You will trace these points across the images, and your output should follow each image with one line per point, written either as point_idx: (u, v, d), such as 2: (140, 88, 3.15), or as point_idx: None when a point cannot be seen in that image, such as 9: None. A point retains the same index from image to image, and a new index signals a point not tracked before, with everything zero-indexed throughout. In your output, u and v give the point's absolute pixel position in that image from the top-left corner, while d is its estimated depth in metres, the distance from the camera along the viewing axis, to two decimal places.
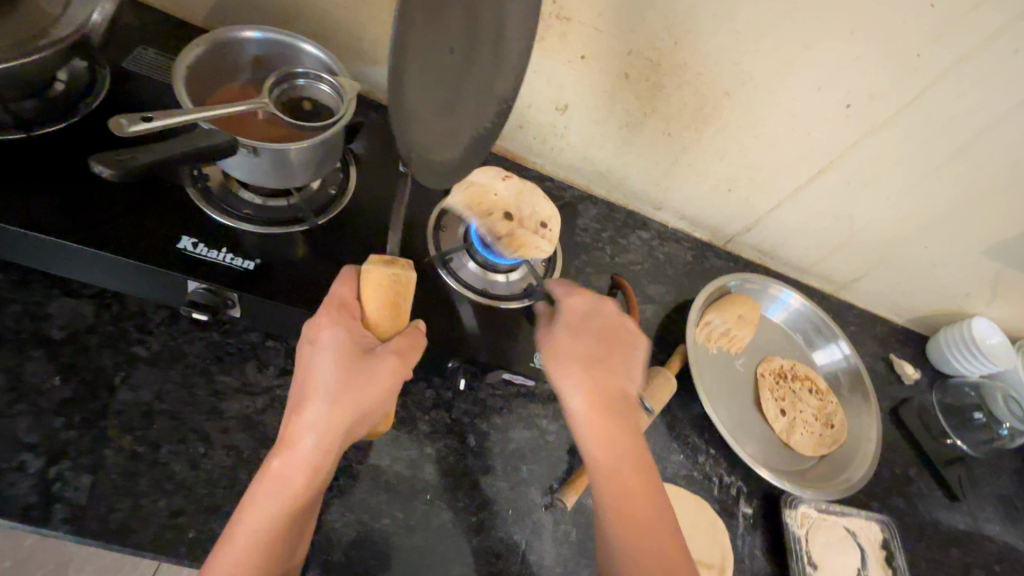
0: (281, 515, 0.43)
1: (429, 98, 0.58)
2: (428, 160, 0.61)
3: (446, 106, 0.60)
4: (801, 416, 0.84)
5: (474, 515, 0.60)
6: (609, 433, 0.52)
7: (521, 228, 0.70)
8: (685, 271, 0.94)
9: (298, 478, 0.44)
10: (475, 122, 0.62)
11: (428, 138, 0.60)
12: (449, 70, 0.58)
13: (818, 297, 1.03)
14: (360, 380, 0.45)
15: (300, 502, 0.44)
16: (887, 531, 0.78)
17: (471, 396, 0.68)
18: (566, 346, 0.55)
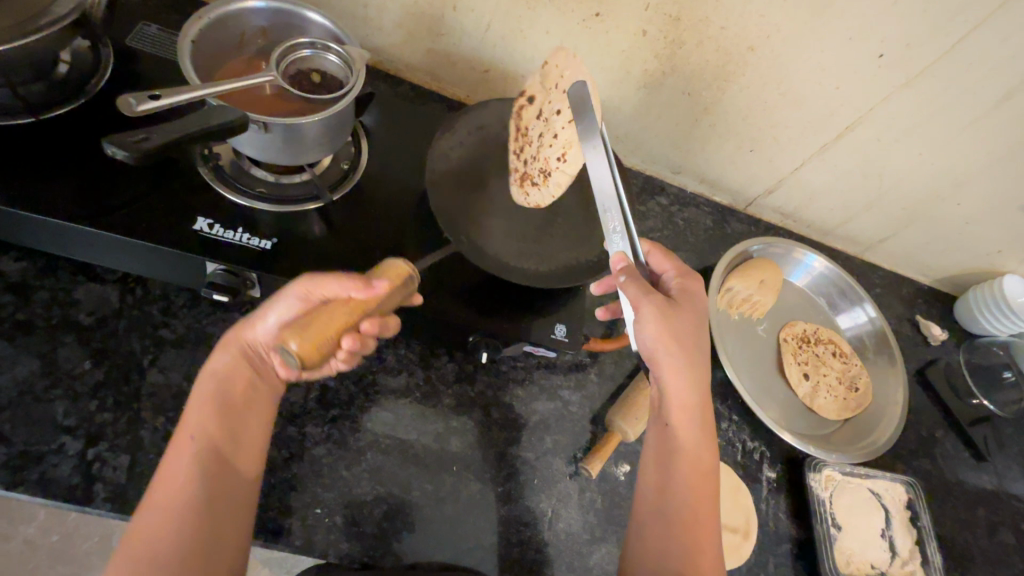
0: (199, 427, 0.47)
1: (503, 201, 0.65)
2: (479, 229, 0.62)
3: (525, 221, 0.64)
4: (825, 380, 0.83)
5: (501, 485, 0.61)
6: (689, 422, 0.53)
7: (553, 137, 0.62)
8: (706, 238, 0.91)
9: (232, 397, 0.49)
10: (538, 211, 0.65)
11: (483, 223, 0.62)
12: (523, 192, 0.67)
13: (842, 259, 1.00)
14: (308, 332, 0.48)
15: (216, 423, 0.47)
16: (913, 492, 0.78)
17: (493, 370, 0.67)
18: (686, 337, 0.53)
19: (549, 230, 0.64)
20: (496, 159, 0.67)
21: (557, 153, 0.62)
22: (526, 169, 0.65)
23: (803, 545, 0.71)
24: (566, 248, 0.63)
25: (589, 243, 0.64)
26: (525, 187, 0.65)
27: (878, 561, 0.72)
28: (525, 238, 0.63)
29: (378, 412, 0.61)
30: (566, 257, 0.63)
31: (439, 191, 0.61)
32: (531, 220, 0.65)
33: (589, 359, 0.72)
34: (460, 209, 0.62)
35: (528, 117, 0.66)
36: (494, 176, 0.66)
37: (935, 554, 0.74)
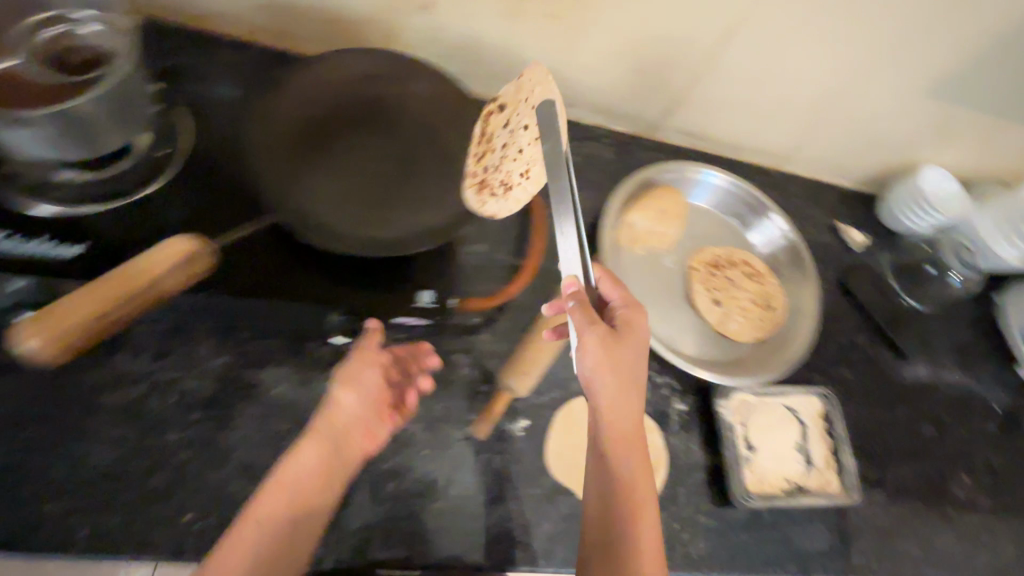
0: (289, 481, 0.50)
1: (348, 163, 0.57)
2: (308, 210, 0.54)
3: (371, 185, 0.57)
4: (737, 304, 0.80)
5: (388, 460, 0.60)
6: (629, 455, 0.51)
7: (518, 151, 0.58)
8: (608, 170, 0.86)
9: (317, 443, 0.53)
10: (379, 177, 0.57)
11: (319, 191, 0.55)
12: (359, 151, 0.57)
13: (759, 174, 0.96)
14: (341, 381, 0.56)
15: (310, 478, 0.51)
16: (828, 403, 0.77)
17: (373, 345, 0.64)
18: (628, 371, 0.52)
19: (395, 195, 0.57)
20: (346, 116, 0.59)
21: (520, 169, 0.57)
22: (485, 176, 0.59)
23: (716, 471, 0.71)
24: (410, 217, 0.56)
25: (438, 209, 0.57)
26: (482, 198, 0.61)
27: (793, 475, 0.73)
28: (365, 204, 0.56)
29: (246, 407, 0.58)
30: (407, 226, 0.56)
31: (268, 154, 0.54)
32: (378, 184, 0.57)
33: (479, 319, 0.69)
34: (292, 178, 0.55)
35: (495, 122, 0.59)
36: (325, 137, 0.57)
37: (849, 460, 0.74)
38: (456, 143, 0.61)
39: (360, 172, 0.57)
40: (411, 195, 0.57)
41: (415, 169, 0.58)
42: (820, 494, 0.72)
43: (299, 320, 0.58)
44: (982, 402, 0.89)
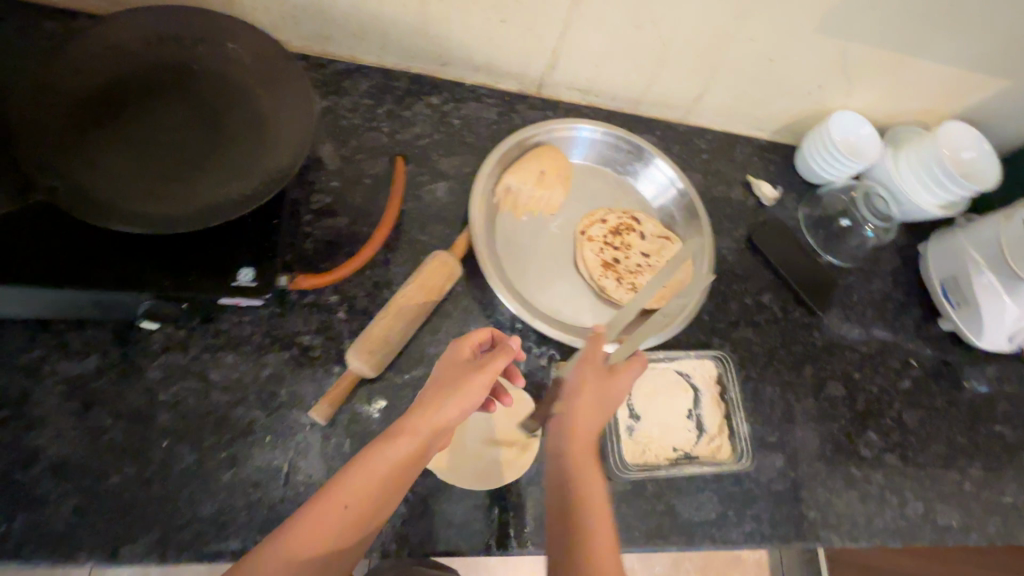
0: (367, 475, 0.47)
1: (148, 136, 0.52)
2: (92, 186, 0.49)
3: (173, 157, 0.52)
4: (626, 266, 0.76)
5: (224, 450, 0.56)
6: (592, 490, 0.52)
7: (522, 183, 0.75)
8: (491, 132, 0.81)
9: (403, 440, 0.49)
10: (181, 148, 0.53)
11: (113, 166, 0.50)
12: (160, 128, 0.53)
13: (663, 130, 0.90)
14: (436, 383, 0.53)
15: (397, 465, 0.48)
16: (722, 365, 0.73)
17: (213, 331, 0.60)
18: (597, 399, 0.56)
19: (201, 166, 0.52)
20: (146, 85, 0.54)
21: (522, 198, 0.75)
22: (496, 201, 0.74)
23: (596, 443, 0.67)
24: (218, 187, 0.51)
25: (251, 177, 0.52)
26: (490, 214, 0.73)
27: (682, 443, 0.69)
28: (166, 178, 0.51)
29: (62, 402, 0.54)
30: (215, 197, 0.51)
31: (51, 132, 0.49)
32: (182, 156, 0.52)
33: (336, 298, 0.65)
34: (81, 152, 0.49)
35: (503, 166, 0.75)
36: (120, 111, 0.53)
37: (742, 424, 0.70)
38: (273, 106, 0.56)
39: (160, 145, 0.52)
40: (219, 165, 0.52)
41: (225, 137, 0.54)
42: (709, 462, 0.68)
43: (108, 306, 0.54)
44: (899, 358, 0.86)
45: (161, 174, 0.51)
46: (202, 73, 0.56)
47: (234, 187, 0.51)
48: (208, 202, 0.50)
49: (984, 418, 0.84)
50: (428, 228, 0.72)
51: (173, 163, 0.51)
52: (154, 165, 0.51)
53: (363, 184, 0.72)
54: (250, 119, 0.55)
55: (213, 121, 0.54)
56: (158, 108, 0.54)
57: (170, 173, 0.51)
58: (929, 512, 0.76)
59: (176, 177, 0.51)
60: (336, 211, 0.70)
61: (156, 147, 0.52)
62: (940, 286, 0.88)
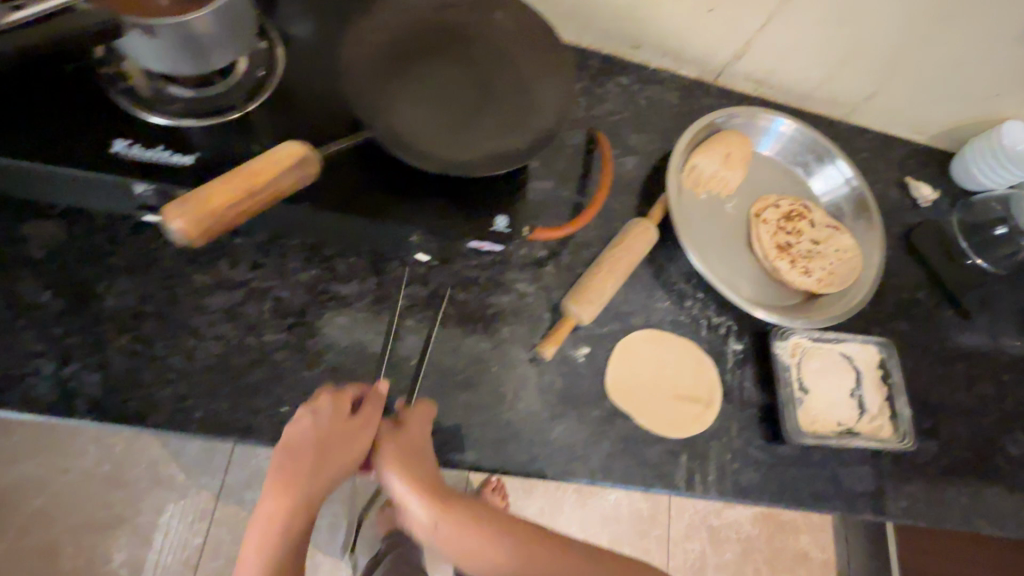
0: (270, 550, 0.47)
1: (433, 89, 0.60)
2: (398, 129, 0.57)
3: (455, 111, 0.60)
4: (799, 250, 0.80)
5: (460, 374, 0.64)
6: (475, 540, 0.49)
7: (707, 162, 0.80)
8: (673, 115, 0.86)
9: (300, 503, 0.49)
10: (461, 102, 0.60)
11: (410, 115, 0.58)
12: (445, 84, 0.61)
13: (826, 125, 0.94)
14: (285, 449, 0.50)
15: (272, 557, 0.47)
16: (885, 351, 0.77)
17: (446, 270, 0.68)
18: (425, 449, 0.54)
19: (478, 120, 0.59)
20: (430, 45, 0.62)
21: (706, 176, 0.80)
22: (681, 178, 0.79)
23: (768, 410, 0.72)
24: (492, 140, 0.58)
25: (518, 134, 0.59)
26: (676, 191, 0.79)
27: (846, 418, 0.74)
28: (450, 128, 0.58)
29: (332, 317, 0.63)
30: (491, 149, 0.58)
31: (363, 80, 0.58)
32: (462, 110, 0.60)
33: (545, 253, 0.72)
34: (386, 101, 0.58)
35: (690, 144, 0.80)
36: (413, 65, 0.61)
37: (903, 408, 0.74)
38: (535, 72, 0.62)
39: (443, 98, 0.60)
40: (492, 121, 0.59)
41: (496, 96, 0.61)
42: (871, 438, 0.73)
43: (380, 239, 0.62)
44: None
45: (449, 125, 0.59)
46: (477, 39, 0.64)
47: (506, 142, 0.59)
48: (486, 153, 0.58)
49: None
50: (620, 198, 0.78)
51: (457, 116, 0.59)
52: (442, 116, 0.59)
53: (565, 153, 0.78)
54: (517, 83, 0.62)
55: (485, 82, 0.61)
56: (442, 67, 0.62)
57: (455, 124, 0.59)
58: None
59: (460, 129, 0.59)
60: (542, 175, 0.76)
61: (443, 100, 0.60)
62: None
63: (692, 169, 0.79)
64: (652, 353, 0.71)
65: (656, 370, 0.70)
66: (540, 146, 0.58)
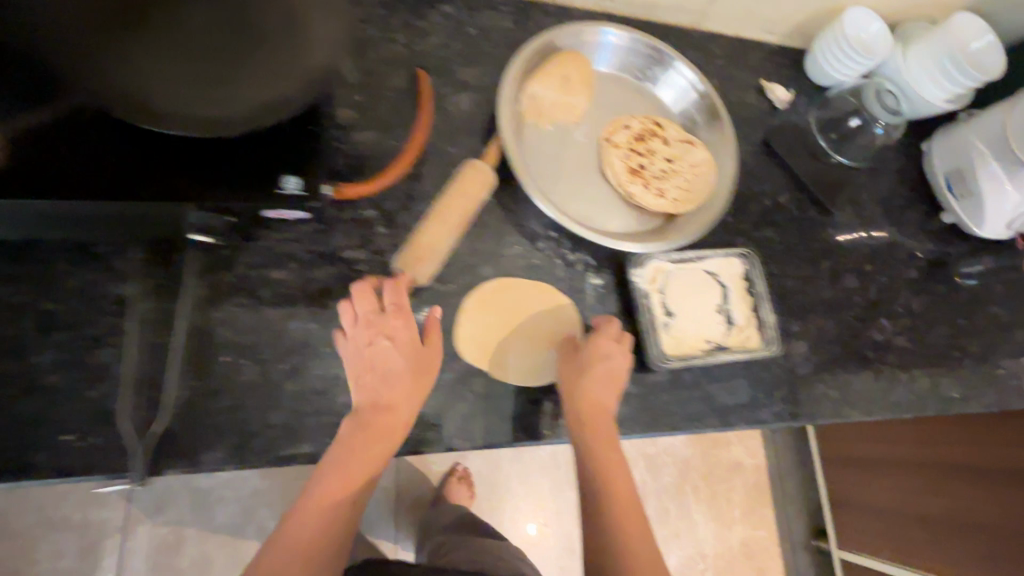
0: (347, 474, 0.53)
1: (162, 26, 0.49)
2: (119, 81, 0.46)
3: (203, 57, 0.50)
4: (653, 171, 0.76)
5: (285, 361, 0.58)
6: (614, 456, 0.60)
7: (547, 90, 0.74)
8: (508, 40, 0.78)
9: (388, 432, 0.55)
10: (205, 42, 0.50)
11: (144, 68, 0.48)
12: (178, 18, 0.50)
13: (677, 35, 0.89)
14: (380, 375, 0.56)
15: (351, 482, 0.53)
16: (748, 262, 0.76)
17: (254, 249, 0.60)
18: (601, 373, 0.62)
19: (235, 67, 0.50)
20: None
21: (548, 104, 0.74)
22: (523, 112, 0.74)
23: (634, 339, 0.70)
24: (256, 88, 0.50)
25: (288, 77, 0.51)
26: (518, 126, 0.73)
27: (714, 335, 0.72)
28: (198, 78, 0.49)
29: (117, 322, 0.55)
30: (256, 99, 0.50)
31: (70, 30, 0.46)
32: (212, 55, 0.50)
33: (374, 212, 0.65)
34: (105, 53, 0.47)
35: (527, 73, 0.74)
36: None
37: (769, 314, 0.73)
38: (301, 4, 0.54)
39: (186, 44, 0.50)
40: (253, 66, 0.50)
41: (255, 37, 0.52)
42: (741, 349, 0.72)
43: (151, 225, 0.53)
44: (906, 252, 0.90)
45: (191, 70, 0.49)
46: None
47: (271, 87, 0.50)
48: (249, 102, 0.49)
49: (983, 301, 0.90)
50: (456, 140, 0.71)
51: (203, 59, 0.49)
52: (181, 60, 0.49)
53: (387, 98, 0.70)
54: (281, 18, 0.53)
55: (239, 20, 0.52)
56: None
57: (201, 70, 0.49)
58: (934, 386, 0.82)
59: (209, 74, 0.49)
60: (362, 125, 0.68)
61: (180, 41, 0.49)
62: (944, 180, 0.91)
63: (531, 99, 0.74)
64: (504, 300, 0.67)
65: (510, 316, 0.67)
66: (316, 90, 0.51)
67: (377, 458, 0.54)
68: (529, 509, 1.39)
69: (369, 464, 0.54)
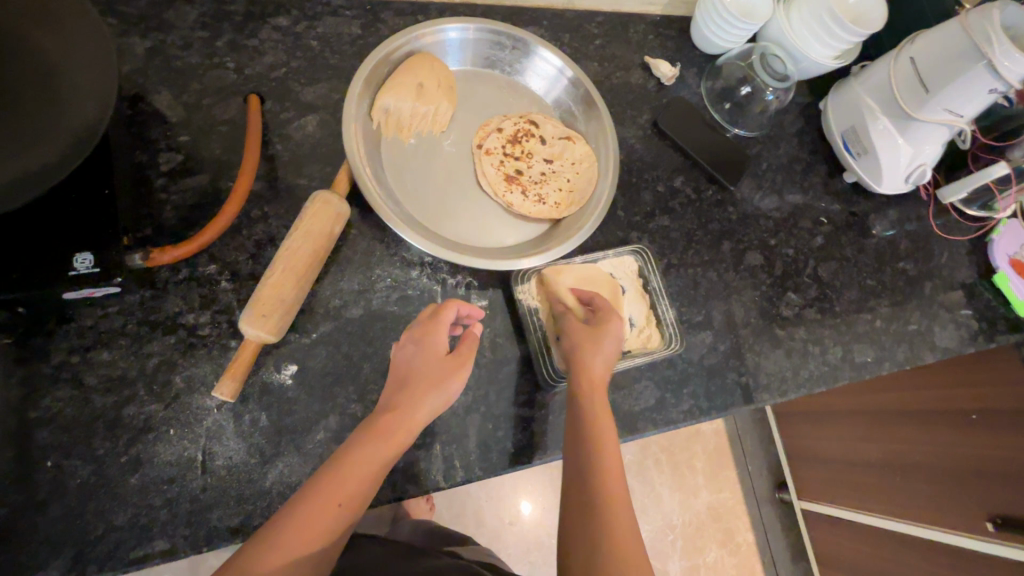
0: (359, 471, 0.48)
1: None
2: None
3: None
4: (531, 174, 0.72)
5: (125, 453, 0.52)
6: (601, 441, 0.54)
7: (404, 100, 0.67)
8: (355, 48, 0.71)
9: (394, 432, 0.50)
10: None
11: None
12: None
13: (549, 18, 0.83)
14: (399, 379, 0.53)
15: (362, 481, 0.48)
16: (641, 258, 0.73)
17: (74, 330, 0.53)
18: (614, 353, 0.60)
19: None
20: None
21: (407, 116, 0.68)
22: (380, 129, 0.67)
23: (527, 361, 0.66)
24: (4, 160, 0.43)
25: (48, 143, 0.44)
26: (376, 145, 0.67)
27: None
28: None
29: None
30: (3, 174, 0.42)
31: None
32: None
33: (215, 267, 0.58)
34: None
35: (378, 85, 0.68)
36: None
37: (667, 310, 0.72)
38: (56, 50, 0.46)
39: None
40: (4, 135, 0.43)
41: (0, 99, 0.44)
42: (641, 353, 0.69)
43: None
44: (811, 218, 0.88)
45: None
46: None
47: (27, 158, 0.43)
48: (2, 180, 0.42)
49: (890, 258, 0.89)
50: (306, 169, 0.64)
51: None
52: None
53: (218, 133, 0.63)
54: (31, 71, 0.45)
55: None
56: None
57: None
58: (847, 354, 0.81)
59: None
60: (191, 168, 0.61)
61: None
62: (841, 139, 0.88)
63: (387, 113, 0.67)
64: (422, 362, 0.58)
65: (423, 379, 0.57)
66: (82, 151, 0.44)
67: (378, 463, 0.49)
68: (516, 494, 1.39)
69: (360, 469, 0.48)
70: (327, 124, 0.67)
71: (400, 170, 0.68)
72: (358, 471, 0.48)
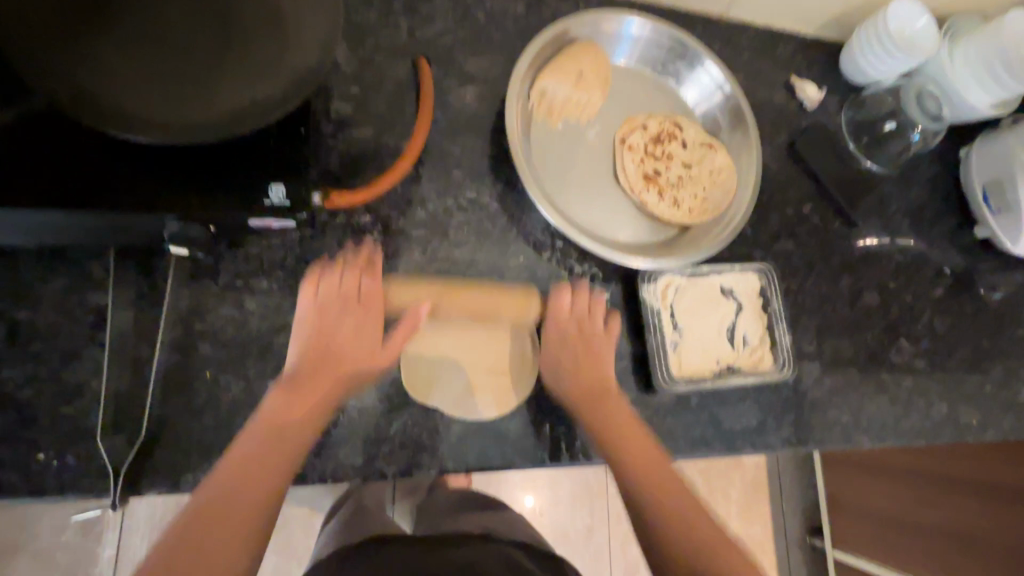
0: (273, 452, 0.46)
1: (140, 18, 0.44)
2: (92, 87, 0.42)
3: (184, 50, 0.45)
4: (668, 176, 0.72)
5: (272, 378, 0.55)
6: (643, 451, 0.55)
7: (559, 84, 0.68)
8: (519, 28, 0.72)
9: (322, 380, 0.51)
10: (189, 35, 0.45)
11: (118, 64, 0.43)
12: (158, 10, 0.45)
13: (702, 25, 0.82)
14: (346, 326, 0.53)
15: (286, 446, 0.47)
16: (765, 278, 0.71)
17: (240, 256, 0.57)
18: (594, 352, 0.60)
19: (213, 64, 0.45)
20: None
21: (560, 99, 0.69)
22: (532, 109, 0.69)
23: (640, 359, 0.66)
24: (236, 90, 0.45)
25: (273, 77, 0.46)
26: (527, 125, 0.68)
27: (725, 355, 0.67)
28: (167, 76, 0.44)
29: (95, 334, 0.52)
30: (237, 103, 0.45)
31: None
32: (188, 52, 0.45)
33: (369, 218, 0.61)
34: (72, 55, 0.42)
35: (537, 66, 0.69)
36: None
37: (785, 335, 0.69)
38: None
39: (167, 34, 0.45)
40: (238, 63, 0.45)
41: (234, 30, 0.46)
42: (753, 373, 0.67)
43: (130, 233, 0.49)
44: (933, 268, 0.85)
45: (169, 72, 0.44)
46: None
47: (254, 88, 0.45)
48: (233, 106, 0.45)
49: (1010, 323, 0.85)
50: (460, 139, 0.66)
51: (183, 58, 0.45)
52: (159, 58, 0.44)
53: (386, 91, 0.65)
54: (265, 9, 0.47)
55: (223, 9, 0.46)
56: None
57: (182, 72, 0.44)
58: (953, 413, 0.79)
59: (187, 75, 0.44)
60: (358, 120, 0.64)
61: (157, 37, 0.44)
62: (981, 191, 0.85)
63: (542, 94, 0.68)
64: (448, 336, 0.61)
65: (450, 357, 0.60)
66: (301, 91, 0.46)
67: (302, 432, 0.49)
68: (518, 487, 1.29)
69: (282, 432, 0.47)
70: (484, 98, 0.68)
71: (542, 151, 0.69)
72: (284, 448, 0.47)
